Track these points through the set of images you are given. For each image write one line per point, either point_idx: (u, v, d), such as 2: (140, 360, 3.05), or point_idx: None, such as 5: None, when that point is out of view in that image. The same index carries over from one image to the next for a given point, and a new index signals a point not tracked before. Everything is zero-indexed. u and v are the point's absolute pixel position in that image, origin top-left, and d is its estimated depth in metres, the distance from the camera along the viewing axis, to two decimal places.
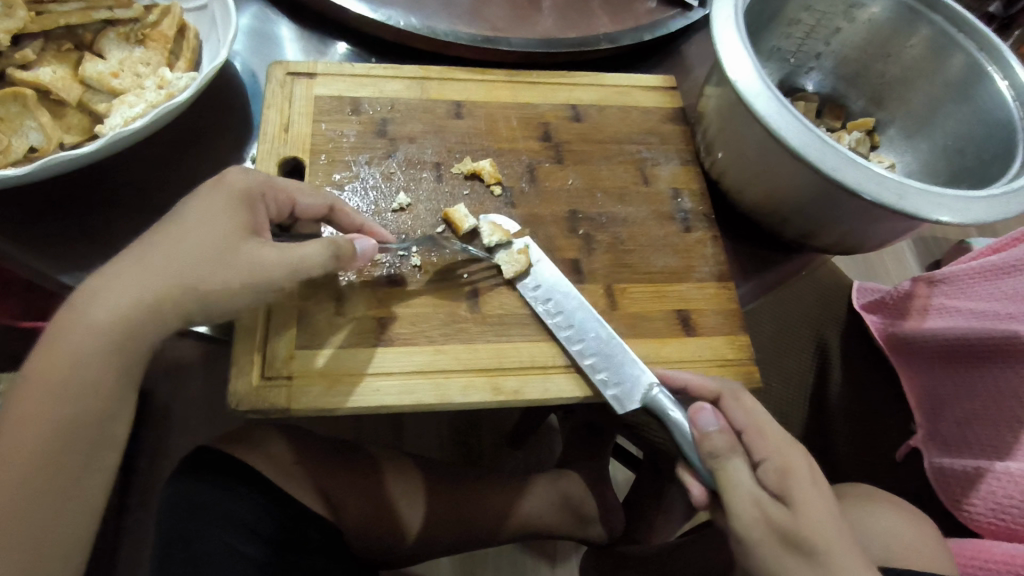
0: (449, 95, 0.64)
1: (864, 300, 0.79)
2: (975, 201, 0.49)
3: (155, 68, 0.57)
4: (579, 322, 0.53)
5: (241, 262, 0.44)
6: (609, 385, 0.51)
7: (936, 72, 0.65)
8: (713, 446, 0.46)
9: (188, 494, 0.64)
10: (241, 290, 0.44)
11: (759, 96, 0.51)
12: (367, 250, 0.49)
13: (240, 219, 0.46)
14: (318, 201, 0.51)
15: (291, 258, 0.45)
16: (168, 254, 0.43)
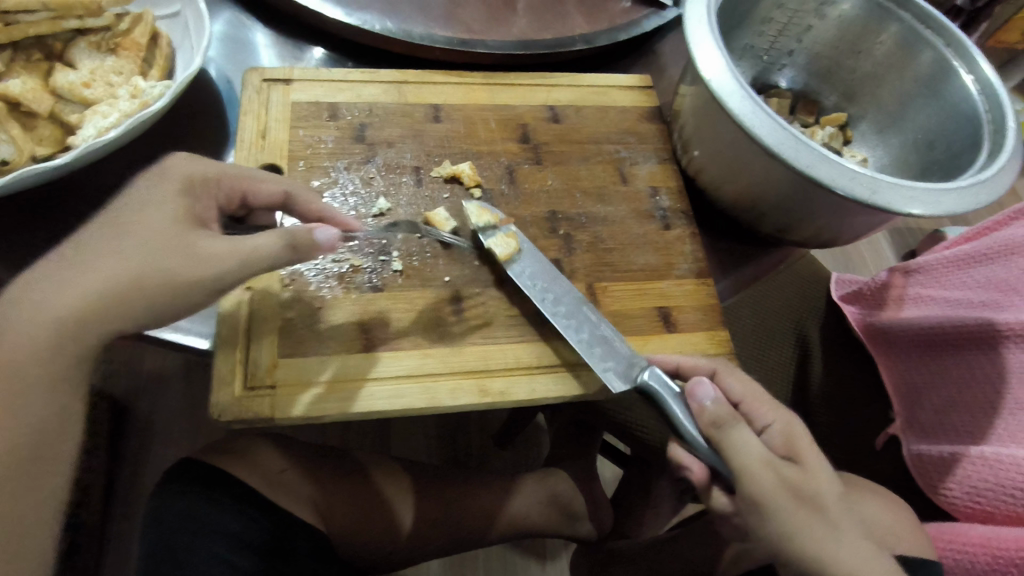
0: (427, 99, 0.65)
1: (842, 291, 0.81)
2: (945, 194, 0.51)
3: (129, 77, 0.57)
4: (568, 303, 0.53)
5: (186, 256, 0.42)
6: (602, 362, 0.51)
7: (905, 67, 0.66)
8: (715, 416, 0.47)
9: (172, 507, 0.63)
10: (188, 290, 0.42)
11: (732, 96, 0.52)
12: (330, 240, 0.44)
13: (184, 209, 0.44)
14: (272, 188, 0.50)
15: (241, 250, 0.43)
16: (108, 250, 0.41)
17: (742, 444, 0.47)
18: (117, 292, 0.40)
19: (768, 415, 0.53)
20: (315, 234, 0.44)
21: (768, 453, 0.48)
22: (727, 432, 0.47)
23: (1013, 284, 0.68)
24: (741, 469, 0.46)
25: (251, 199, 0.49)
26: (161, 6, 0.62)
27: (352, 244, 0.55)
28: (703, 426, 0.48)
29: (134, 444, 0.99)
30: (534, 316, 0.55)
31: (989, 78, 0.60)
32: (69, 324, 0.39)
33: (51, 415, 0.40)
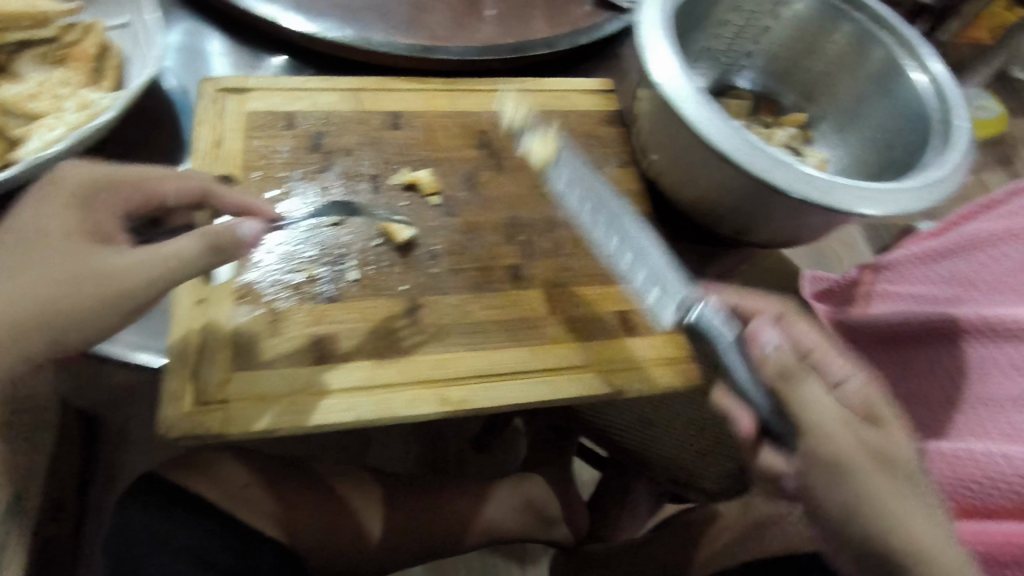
0: (385, 106, 0.64)
1: (815, 289, 0.85)
2: (896, 194, 0.51)
3: (76, 88, 0.56)
4: (624, 228, 0.55)
5: (102, 273, 0.43)
6: (648, 288, 0.53)
7: (860, 66, 0.67)
8: (779, 365, 0.46)
9: (133, 521, 0.63)
10: (111, 305, 0.43)
11: (685, 101, 0.53)
12: (253, 232, 0.47)
13: (88, 226, 0.45)
14: (187, 185, 0.49)
15: (159, 258, 0.44)
16: (29, 279, 0.43)
17: (812, 400, 0.45)
18: (39, 311, 0.43)
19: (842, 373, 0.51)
20: (236, 231, 0.46)
21: (845, 413, 0.46)
22: (796, 387, 0.45)
23: (973, 279, 0.67)
24: (812, 424, 0.44)
25: (165, 201, 0.49)
26: (112, 17, 0.61)
27: (308, 255, 0.55)
28: (768, 377, 0.46)
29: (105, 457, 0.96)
30: (491, 323, 0.55)
31: (941, 77, 0.61)
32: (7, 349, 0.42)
33: None
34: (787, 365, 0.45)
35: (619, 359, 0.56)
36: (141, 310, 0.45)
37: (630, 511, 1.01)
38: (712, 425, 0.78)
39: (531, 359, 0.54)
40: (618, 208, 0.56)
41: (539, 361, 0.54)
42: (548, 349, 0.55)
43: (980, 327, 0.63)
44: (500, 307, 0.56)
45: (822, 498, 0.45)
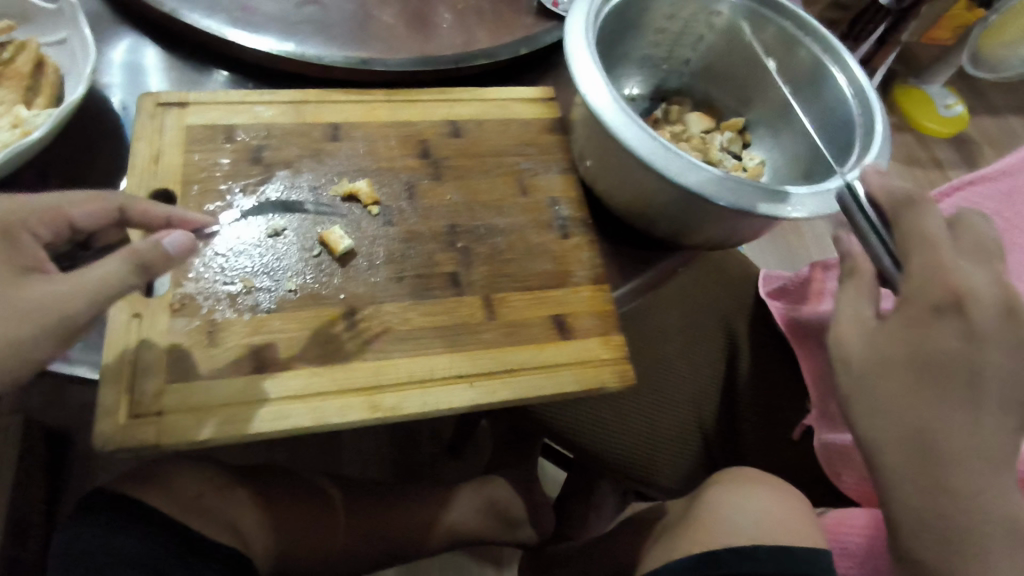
0: (325, 118, 0.65)
1: (769, 288, 0.88)
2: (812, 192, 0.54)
3: (11, 105, 0.56)
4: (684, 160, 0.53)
5: (24, 307, 0.43)
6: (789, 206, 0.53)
7: (789, 72, 0.69)
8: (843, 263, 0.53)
9: (80, 538, 0.61)
10: (36, 336, 0.44)
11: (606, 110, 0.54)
12: (179, 242, 0.47)
13: (10, 261, 0.45)
14: (99, 207, 0.50)
15: (84, 285, 0.44)
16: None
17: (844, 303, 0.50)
18: None
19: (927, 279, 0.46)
20: (162, 245, 0.46)
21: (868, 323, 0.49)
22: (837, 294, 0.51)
23: None
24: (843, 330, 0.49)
25: (78, 224, 0.50)
26: (48, 33, 0.62)
27: (247, 267, 0.55)
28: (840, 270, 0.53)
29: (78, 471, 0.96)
30: (428, 330, 0.56)
31: (859, 80, 0.63)
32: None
33: None
34: (859, 266, 0.52)
35: (553, 361, 0.57)
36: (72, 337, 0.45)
37: (597, 510, 1.03)
38: (666, 423, 0.79)
39: (464, 363, 0.55)
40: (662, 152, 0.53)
41: (472, 364, 0.55)
42: (482, 354, 0.56)
43: None
44: (436, 315, 0.57)
45: (858, 414, 0.47)
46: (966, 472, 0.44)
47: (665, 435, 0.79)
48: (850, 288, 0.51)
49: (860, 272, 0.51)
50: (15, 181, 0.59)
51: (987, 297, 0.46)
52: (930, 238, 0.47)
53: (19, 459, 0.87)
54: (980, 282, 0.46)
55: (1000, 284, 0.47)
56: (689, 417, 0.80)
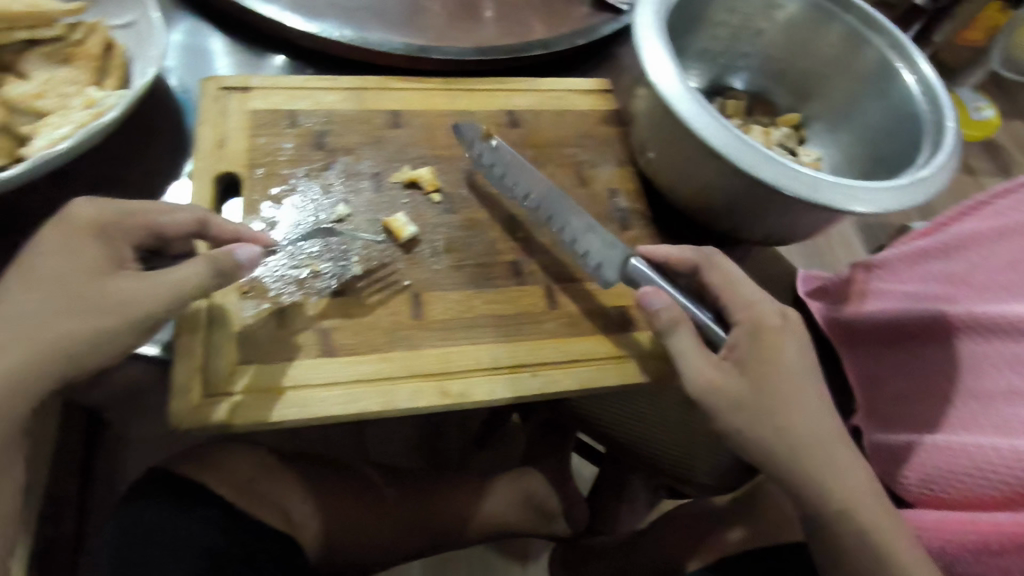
0: (386, 105, 0.65)
1: (808, 287, 0.81)
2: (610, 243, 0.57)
3: (82, 87, 0.56)
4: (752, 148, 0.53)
5: (116, 300, 0.43)
6: (859, 201, 0.52)
7: (851, 68, 0.69)
8: (666, 320, 0.52)
9: (144, 518, 0.62)
10: (118, 331, 0.43)
11: (525, 199, 0.60)
12: (251, 255, 0.47)
13: (97, 255, 0.44)
14: (182, 217, 0.49)
15: (163, 284, 0.44)
16: (21, 314, 0.41)
17: (690, 353, 0.52)
18: (48, 357, 0.41)
19: (743, 311, 0.54)
20: (236, 254, 0.47)
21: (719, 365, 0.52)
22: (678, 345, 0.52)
23: (965, 278, 0.68)
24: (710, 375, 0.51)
25: (161, 232, 0.48)
26: (115, 16, 0.62)
27: (312, 250, 0.56)
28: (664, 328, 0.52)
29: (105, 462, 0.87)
30: (491, 318, 0.56)
31: (930, 79, 0.63)
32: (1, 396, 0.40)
33: None
34: (677, 316, 0.52)
35: (613, 356, 0.58)
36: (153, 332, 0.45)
37: (630, 505, 1.02)
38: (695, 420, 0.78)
39: (528, 353, 0.55)
40: (729, 141, 0.53)
41: (535, 355, 0.56)
42: (548, 344, 0.56)
43: (971, 323, 0.64)
44: (499, 304, 0.57)
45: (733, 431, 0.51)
46: (840, 470, 0.51)
47: (700, 430, 0.78)
48: (686, 341, 0.52)
49: (682, 322, 0.52)
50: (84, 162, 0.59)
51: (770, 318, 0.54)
52: (725, 289, 0.56)
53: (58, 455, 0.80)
54: (753, 307, 0.54)
55: (748, 309, 0.54)
56: None
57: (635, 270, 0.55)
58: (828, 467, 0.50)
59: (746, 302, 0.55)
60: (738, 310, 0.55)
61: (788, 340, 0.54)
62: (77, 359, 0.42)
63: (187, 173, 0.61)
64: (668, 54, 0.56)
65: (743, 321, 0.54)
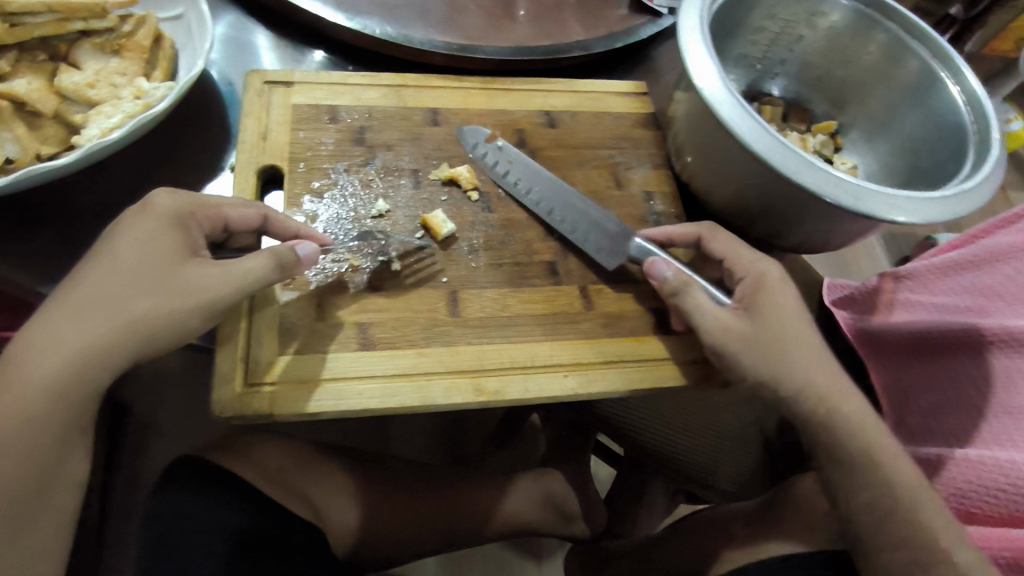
0: (426, 103, 0.66)
1: (834, 296, 0.81)
2: (612, 225, 0.60)
3: (133, 77, 0.57)
4: (795, 153, 0.52)
5: (184, 288, 0.44)
6: (899, 212, 0.51)
7: (891, 76, 0.68)
8: (672, 286, 0.55)
9: (174, 506, 0.62)
10: (185, 315, 0.44)
11: (528, 195, 0.62)
12: (309, 253, 0.50)
13: (176, 242, 0.45)
14: (249, 212, 0.51)
15: (232, 277, 0.45)
16: (98, 294, 0.42)
17: (699, 306, 0.54)
18: (110, 339, 0.42)
19: (747, 267, 0.57)
20: (296, 251, 0.49)
21: (729, 316, 0.54)
22: (688, 301, 0.54)
23: (997, 290, 0.66)
24: (718, 321, 0.54)
25: (231, 223, 0.51)
26: (164, 9, 0.63)
27: (351, 244, 0.57)
28: (671, 296, 0.55)
29: (132, 451, 0.93)
30: (528, 317, 0.57)
31: (973, 90, 0.61)
32: (72, 369, 0.41)
33: (43, 415, 0.40)
34: (684, 280, 0.55)
35: (648, 359, 0.58)
36: (210, 320, 0.46)
37: (648, 509, 1.01)
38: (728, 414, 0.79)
39: (564, 353, 0.56)
40: (772, 146, 0.53)
41: (570, 354, 0.56)
42: (584, 345, 0.57)
43: (1004, 338, 0.63)
44: (535, 303, 0.58)
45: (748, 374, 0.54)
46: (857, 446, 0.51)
47: (718, 439, 0.78)
48: (694, 298, 0.54)
49: (689, 283, 0.55)
50: (132, 152, 0.61)
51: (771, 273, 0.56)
52: (725, 252, 0.59)
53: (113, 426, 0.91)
54: (754, 264, 0.57)
55: (750, 268, 0.57)
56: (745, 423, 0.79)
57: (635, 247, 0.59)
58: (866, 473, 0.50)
59: (750, 259, 0.58)
60: (742, 268, 0.58)
61: (789, 291, 0.56)
62: (138, 344, 0.43)
63: (231, 166, 0.62)
64: (712, 57, 0.56)
65: (748, 273, 0.57)
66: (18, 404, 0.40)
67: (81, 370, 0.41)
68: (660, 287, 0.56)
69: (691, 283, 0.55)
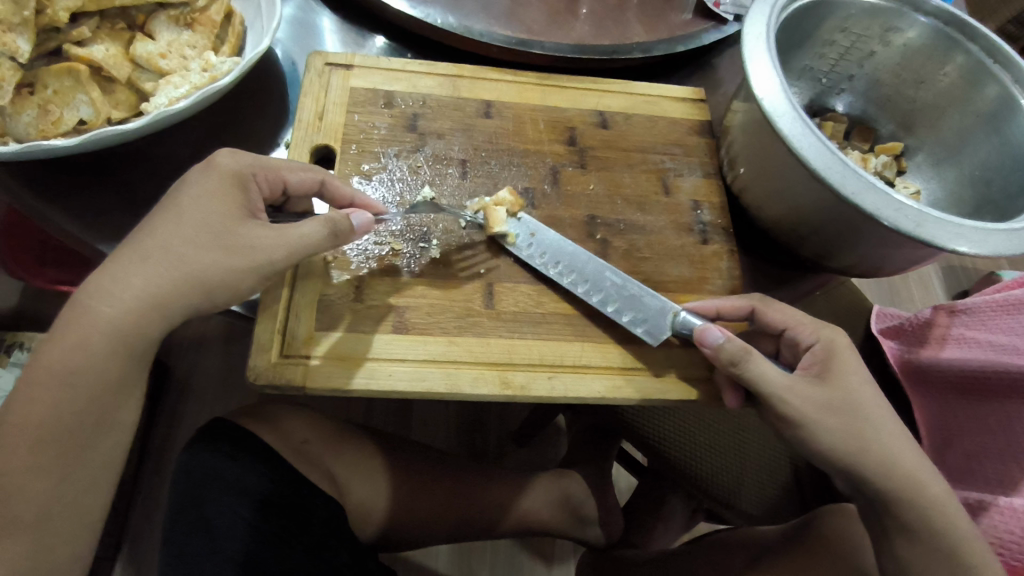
0: (480, 95, 0.66)
1: (884, 326, 0.75)
2: (652, 301, 0.56)
3: (201, 51, 0.59)
4: (855, 174, 0.50)
5: (232, 241, 0.45)
6: (964, 241, 0.49)
7: (967, 100, 0.65)
8: (731, 352, 0.50)
9: (202, 463, 0.63)
10: (241, 270, 0.45)
11: (555, 265, 0.57)
12: (364, 223, 0.50)
13: (236, 203, 0.47)
14: (308, 176, 0.52)
15: (290, 240, 0.46)
16: (155, 245, 0.44)
17: (759, 375, 0.50)
18: (156, 287, 0.43)
19: (812, 334, 0.55)
20: (352, 219, 0.50)
21: (790, 383, 0.51)
22: (748, 368, 0.50)
23: None
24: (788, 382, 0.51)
25: (289, 187, 0.52)
26: None
27: (395, 228, 0.58)
28: (727, 366, 0.51)
29: (171, 408, 1.04)
30: (563, 318, 0.57)
31: None
32: (113, 311, 0.42)
33: (94, 366, 0.42)
34: (746, 347, 0.50)
35: (681, 373, 0.57)
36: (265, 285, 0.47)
37: (665, 522, 0.97)
38: (766, 445, 0.77)
39: (594, 354, 0.56)
40: (830, 165, 0.51)
41: (602, 357, 0.56)
42: (616, 348, 0.56)
43: None
44: (570, 302, 0.57)
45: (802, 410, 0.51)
46: (898, 479, 0.50)
47: (747, 482, 0.74)
48: (756, 368, 0.50)
49: (751, 352, 0.50)
50: (193, 122, 0.63)
51: (837, 346, 0.54)
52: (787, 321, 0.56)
53: (152, 384, 1.01)
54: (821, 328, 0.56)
55: (818, 337, 0.55)
56: (777, 473, 0.76)
57: (677, 319, 0.55)
58: (919, 513, 0.49)
59: (813, 325, 0.56)
60: (807, 334, 0.55)
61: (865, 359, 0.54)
62: (193, 298, 0.44)
63: (286, 143, 0.64)
64: (777, 69, 0.54)
65: (816, 341, 0.55)
66: (65, 350, 0.42)
67: (122, 315, 0.43)
68: (715, 356, 0.51)
69: (753, 352, 0.51)
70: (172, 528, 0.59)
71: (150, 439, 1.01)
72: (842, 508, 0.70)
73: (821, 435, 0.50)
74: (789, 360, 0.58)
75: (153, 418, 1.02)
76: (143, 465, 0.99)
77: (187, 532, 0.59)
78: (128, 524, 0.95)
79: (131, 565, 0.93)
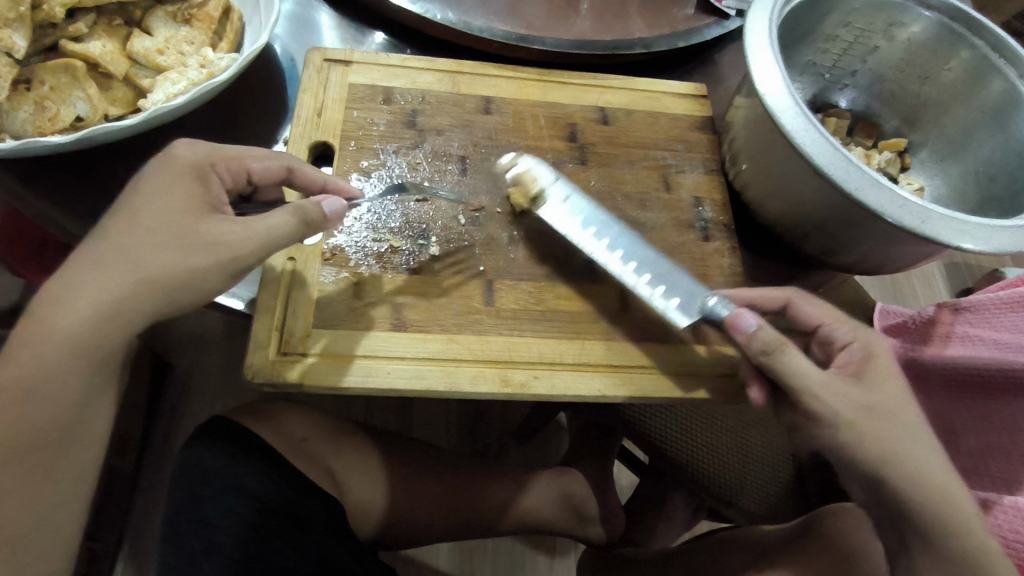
0: (480, 90, 0.66)
1: (887, 324, 0.75)
2: (684, 282, 0.55)
3: (199, 47, 0.59)
4: (858, 171, 0.50)
5: (229, 239, 0.45)
6: (968, 238, 0.48)
7: (972, 96, 0.64)
8: (765, 341, 0.48)
9: (202, 462, 0.62)
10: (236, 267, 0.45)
11: (586, 235, 0.57)
12: (337, 209, 0.50)
13: (194, 195, 0.46)
14: (273, 163, 0.51)
15: (257, 231, 0.46)
16: (151, 241, 0.43)
17: (793, 369, 0.48)
18: (153, 285, 0.43)
19: (850, 333, 0.55)
20: (323, 207, 0.49)
21: (822, 379, 0.49)
22: (781, 360, 0.48)
23: None
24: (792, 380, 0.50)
25: (254, 175, 0.51)
26: None
27: (393, 225, 0.57)
28: (757, 355, 0.49)
29: (170, 405, 1.04)
30: (563, 315, 0.56)
31: None
32: (109, 309, 0.42)
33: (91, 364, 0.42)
34: (781, 338, 0.48)
35: (683, 371, 0.57)
36: None
37: (666, 521, 0.97)
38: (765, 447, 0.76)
39: (595, 352, 0.56)
40: (834, 161, 0.50)
41: (603, 355, 0.56)
42: (617, 346, 0.56)
43: None
44: (570, 300, 0.57)
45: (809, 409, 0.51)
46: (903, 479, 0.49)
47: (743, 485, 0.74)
48: (789, 360, 0.48)
49: (787, 344, 0.48)
50: (192, 118, 0.62)
51: (870, 345, 0.54)
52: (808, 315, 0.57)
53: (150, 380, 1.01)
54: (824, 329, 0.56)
55: (859, 336, 0.55)
56: (773, 475, 0.75)
57: (708, 305, 0.53)
58: (923, 514, 0.49)
59: (854, 325, 0.55)
60: (845, 332, 0.55)
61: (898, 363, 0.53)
62: (189, 296, 0.44)
63: (285, 140, 0.64)
64: (781, 64, 0.53)
65: (854, 340, 0.55)
66: (62, 348, 0.41)
67: (117, 314, 0.42)
68: (746, 344, 0.49)
69: (788, 344, 0.49)
70: (171, 527, 0.60)
71: (150, 435, 1.01)
72: (831, 513, 0.68)
73: (823, 433, 0.49)
74: (821, 358, 0.58)
75: (153, 413, 1.02)
76: (145, 461, 0.99)
77: (183, 533, 0.59)
78: (129, 520, 0.96)
79: (132, 561, 0.94)
